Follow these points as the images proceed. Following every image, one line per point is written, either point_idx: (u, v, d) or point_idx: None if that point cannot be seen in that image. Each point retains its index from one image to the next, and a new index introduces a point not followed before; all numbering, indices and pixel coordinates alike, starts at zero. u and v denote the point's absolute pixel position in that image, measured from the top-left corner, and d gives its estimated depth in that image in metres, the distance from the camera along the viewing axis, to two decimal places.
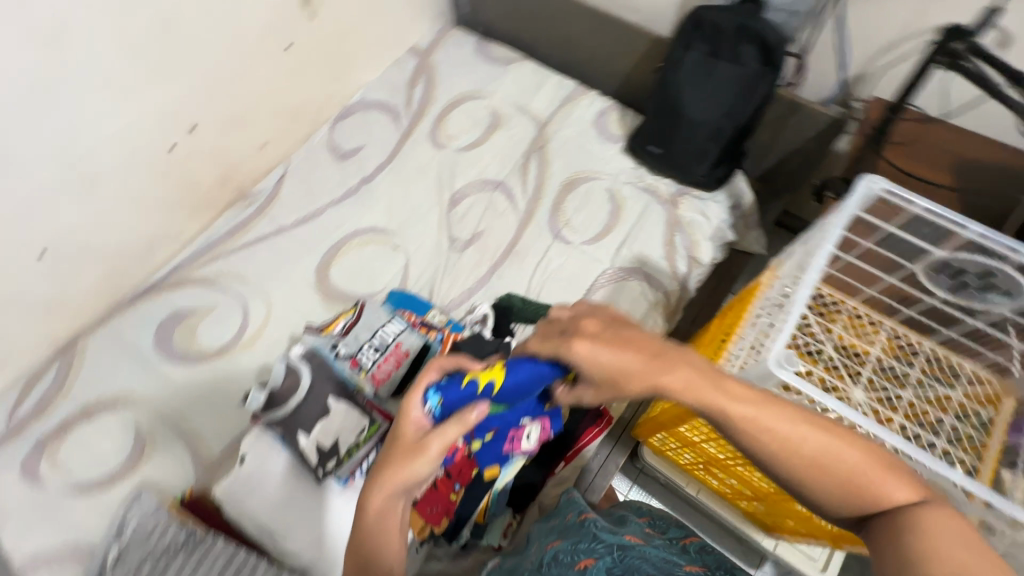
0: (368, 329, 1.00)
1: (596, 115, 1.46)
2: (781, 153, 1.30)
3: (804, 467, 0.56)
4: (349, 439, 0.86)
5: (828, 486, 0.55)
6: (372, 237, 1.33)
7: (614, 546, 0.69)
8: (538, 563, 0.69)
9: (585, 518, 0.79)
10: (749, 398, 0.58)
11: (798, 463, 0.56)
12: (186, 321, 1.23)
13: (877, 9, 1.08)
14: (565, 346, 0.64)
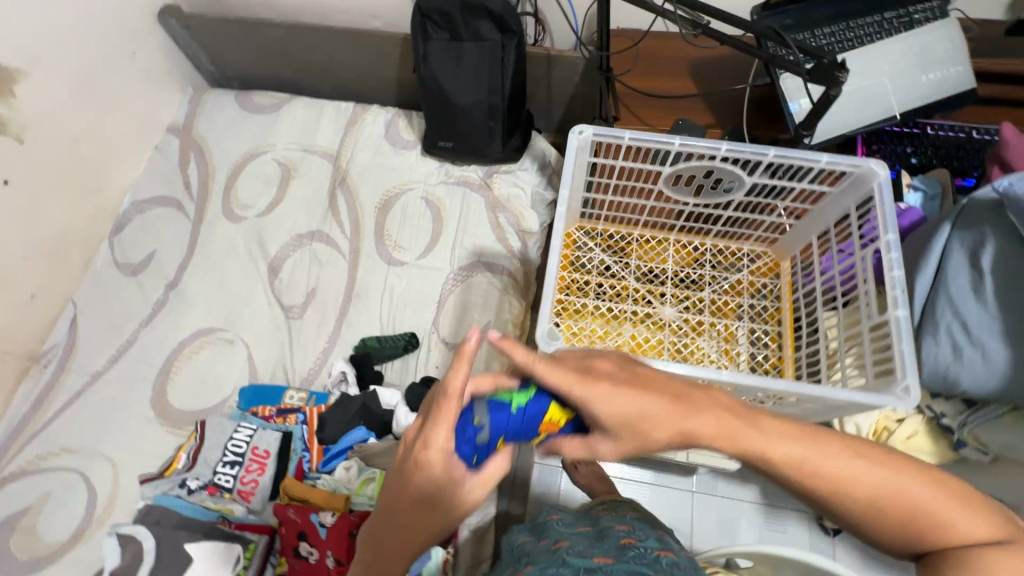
0: (216, 447, 0.91)
1: (385, 127, 1.41)
2: (562, 103, 1.34)
3: (854, 509, 0.50)
4: (227, 574, 0.77)
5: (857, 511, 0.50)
6: (200, 342, 1.21)
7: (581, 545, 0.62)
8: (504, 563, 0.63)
9: (550, 518, 0.72)
10: (788, 435, 0.51)
11: (850, 499, 0.49)
12: (20, 523, 1.05)
13: None
14: (583, 388, 0.50)
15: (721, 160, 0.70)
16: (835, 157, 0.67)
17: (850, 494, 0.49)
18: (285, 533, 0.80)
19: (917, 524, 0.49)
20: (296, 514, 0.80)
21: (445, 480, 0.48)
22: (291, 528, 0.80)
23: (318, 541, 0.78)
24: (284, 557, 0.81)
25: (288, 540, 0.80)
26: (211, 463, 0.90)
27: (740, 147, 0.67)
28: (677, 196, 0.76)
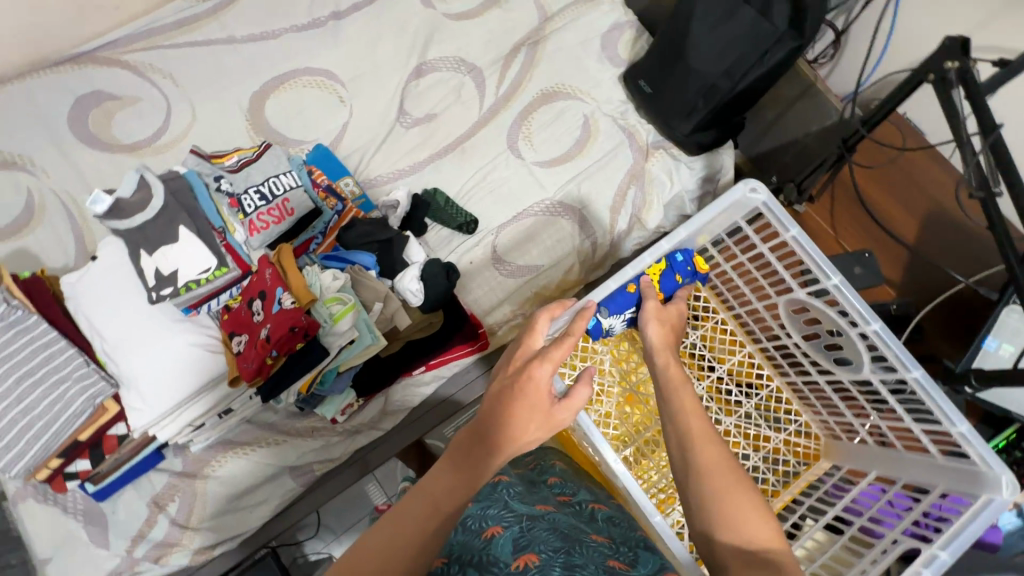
0: (261, 173, 0.93)
1: (608, 27, 1.27)
2: (779, 138, 1.16)
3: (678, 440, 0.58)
4: (193, 270, 0.80)
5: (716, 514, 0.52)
6: (320, 80, 1.21)
7: (524, 515, 0.66)
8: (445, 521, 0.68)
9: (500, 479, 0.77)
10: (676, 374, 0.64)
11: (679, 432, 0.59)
12: (107, 106, 1.16)
13: None
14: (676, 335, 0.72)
15: (856, 333, 0.70)
16: (974, 434, 0.63)
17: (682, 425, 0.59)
18: (256, 282, 0.84)
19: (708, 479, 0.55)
20: (274, 276, 0.83)
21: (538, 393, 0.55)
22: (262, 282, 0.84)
23: (268, 308, 0.81)
24: (242, 296, 0.85)
25: (254, 288, 0.84)
26: (248, 181, 0.92)
27: (884, 339, 0.67)
28: (787, 322, 0.78)
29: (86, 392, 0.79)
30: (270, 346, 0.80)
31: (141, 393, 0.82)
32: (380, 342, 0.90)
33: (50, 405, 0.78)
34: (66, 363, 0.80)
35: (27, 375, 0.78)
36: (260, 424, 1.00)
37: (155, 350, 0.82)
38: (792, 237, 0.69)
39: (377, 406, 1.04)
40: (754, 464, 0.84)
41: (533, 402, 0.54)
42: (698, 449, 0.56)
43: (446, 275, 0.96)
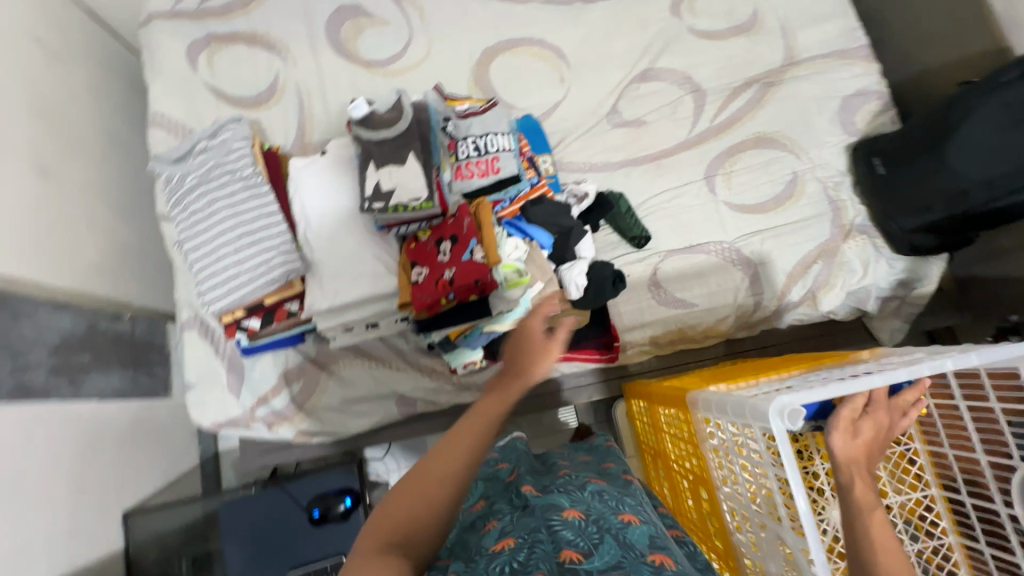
0: (482, 128, 0.97)
1: (855, 91, 1.17)
2: (1002, 270, 1.04)
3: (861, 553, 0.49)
4: (404, 197, 0.85)
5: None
6: (547, 54, 1.23)
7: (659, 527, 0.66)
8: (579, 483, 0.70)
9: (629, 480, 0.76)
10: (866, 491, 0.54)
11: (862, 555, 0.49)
12: (360, 20, 1.25)
13: None
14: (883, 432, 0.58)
15: None
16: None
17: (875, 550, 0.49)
18: (451, 225, 0.89)
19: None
20: (472, 228, 0.87)
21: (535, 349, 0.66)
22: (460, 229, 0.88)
23: (460, 254, 0.85)
24: (431, 231, 0.91)
25: (446, 229, 0.89)
26: (470, 131, 0.98)
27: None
28: (1016, 492, 0.57)
29: (286, 266, 0.89)
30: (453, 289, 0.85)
31: (322, 286, 0.90)
32: (528, 320, 0.95)
33: (255, 263, 0.88)
34: (278, 236, 0.89)
35: (247, 235, 0.88)
36: (390, 345, 1.08)
37: (347, 252, 0.90)
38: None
39: (496, 374, 1.07)
40: None
41: (526, 346, 0.67)
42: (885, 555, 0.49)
43: (611, 283, 0.96)
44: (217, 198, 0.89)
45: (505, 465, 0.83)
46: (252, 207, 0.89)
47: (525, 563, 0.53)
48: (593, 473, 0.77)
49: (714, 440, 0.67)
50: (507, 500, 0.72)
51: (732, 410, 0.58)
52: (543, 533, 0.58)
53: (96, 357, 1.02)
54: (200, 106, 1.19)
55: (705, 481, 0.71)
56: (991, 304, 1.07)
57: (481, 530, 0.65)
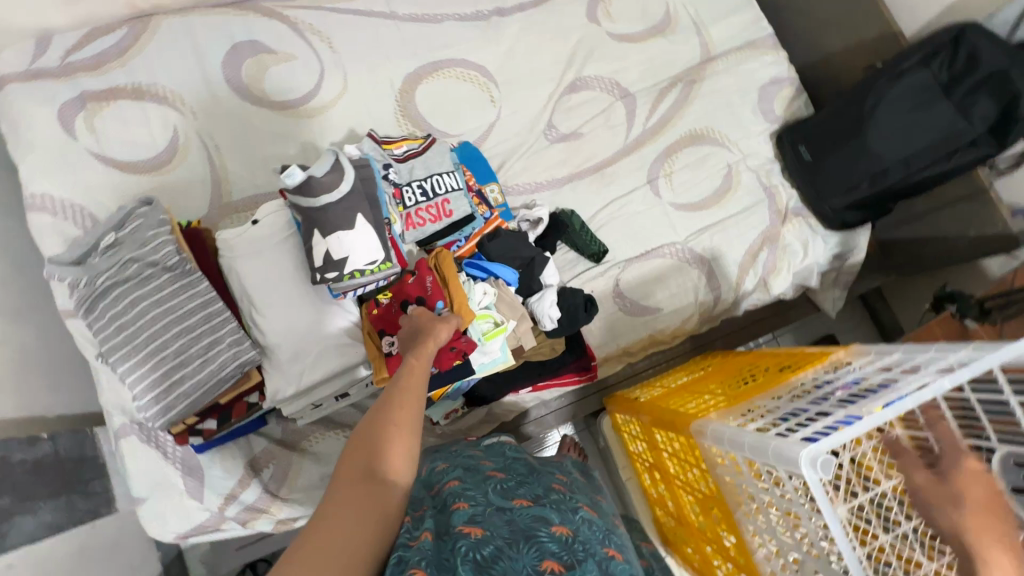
0: (425, 168, 0.93)
1: (770, 79, 1.23)
2: (920, 232, 1.14)
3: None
4: (361, 261, 0.79)
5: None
6: (473, 75, 1.19)
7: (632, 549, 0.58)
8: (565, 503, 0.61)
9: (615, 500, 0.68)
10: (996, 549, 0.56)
11: None
12: (261, 58, 1.12)
13: None
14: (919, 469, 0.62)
15: None
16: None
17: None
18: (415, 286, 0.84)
19: None
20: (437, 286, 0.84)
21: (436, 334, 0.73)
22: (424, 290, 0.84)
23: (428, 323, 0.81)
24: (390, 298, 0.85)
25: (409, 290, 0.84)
26: (412, 174, 0.93)
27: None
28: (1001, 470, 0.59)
29: (238, 359, 0.79)
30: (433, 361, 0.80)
31: (284, 370, 0.82)
32: (508, 361, 0.90)
33: (201, 363, 0.78)
34: (222, 327, 0.79)
35: (187, 331, 0.78)
36: (363, 410, 1.01)
37: (305, 328, 0.82)
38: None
39: (480, 416, 1.04)
40: None
41: (418, 327, 0.75)
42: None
43: (584, 308, 0.95)
44: (141, 297, 0.78)
45: (491, 464, 0.72)
46: (185, 300, 0.79)
47: (491, 560, 0.48)
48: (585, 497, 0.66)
49: (721, 464, 0.69)
50: (482, 490, 0.62)
51: (749, 448, 0.58)
52: (518, 536, 0.52)
53: (18, 496, 0.87)
54: (88, 179, 1.03)
55: (718, 501, 0.73)
56: (913, 262, 1.18)
57: (447, 511, 0.58)
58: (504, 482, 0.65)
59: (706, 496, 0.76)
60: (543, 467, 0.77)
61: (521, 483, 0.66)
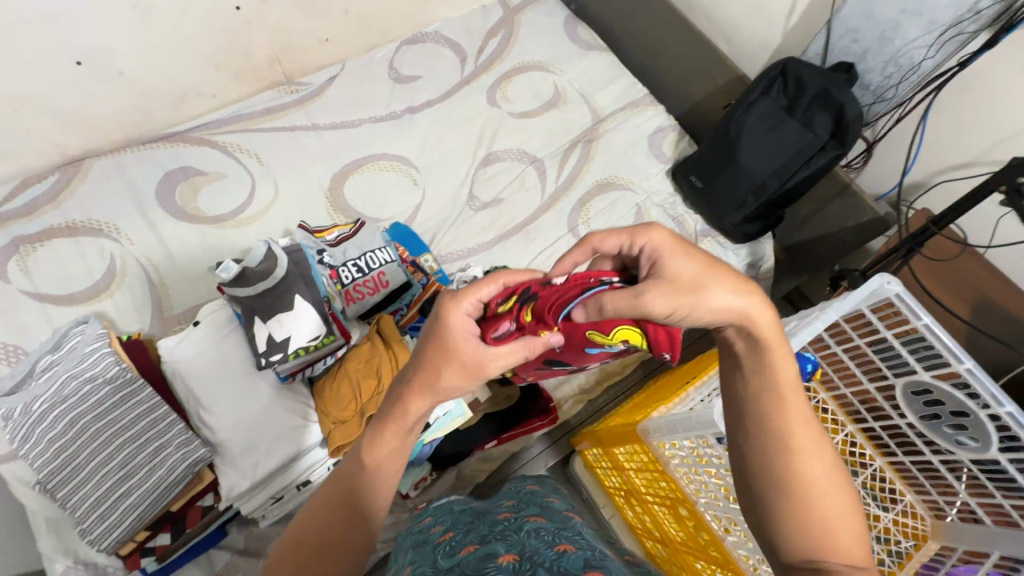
0: (358, 249, 1.00)
1: (654, 129, 1.42)
2: (812, 231, 1.28)
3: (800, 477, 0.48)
4: (303, 338, 0.84)
5: (784, 481, 0.47)
6: (396, 165, 1.30)
7: (599, 548, 0.55)
8: (516, 528, 0.60)
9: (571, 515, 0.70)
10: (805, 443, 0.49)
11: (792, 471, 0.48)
12: (194, 180, 1.20)
13: (951, 131, 1.03)
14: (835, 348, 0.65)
15: (987, 415, 0.57)
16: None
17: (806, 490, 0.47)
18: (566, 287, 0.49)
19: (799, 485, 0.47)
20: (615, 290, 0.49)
21: (467, 339, 0.53)
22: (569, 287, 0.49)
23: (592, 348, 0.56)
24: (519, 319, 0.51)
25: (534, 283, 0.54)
26: (346, 256, 0.99)
27: (1021, 426, 0.54)
28: (902, 404, 0.65)
29: (187, 459, 0.78)
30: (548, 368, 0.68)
31: (237, 464, 0.81)
32: (467, 414, 0.92)
33: (147, 470, 0.77)
34: (168, 430, 0.79)
35: (131, 441, 0.77)
36: None
37: (255, 418, 0.83)
38: (922, 327, 0.58)
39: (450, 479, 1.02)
40: (900, 547, 0.69)
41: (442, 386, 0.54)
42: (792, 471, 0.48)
43: None
44: (80, 415, 0.78)
45: (439, 527, 0.66)
46: (128, 408, 0.79)
47: None
48: (531, 509, 0.68)
49: (674, 459, 0.73)
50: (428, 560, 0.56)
51: (680, 424, 0.67)
52: None
53: None
54: (22, 318, 1.03)
55: (684, 500, 0.73)
56: (816, 259, 1.31)
57: None
58: (452, 539, 0.60)
59: (674, 499, 0.78)
60: (489, 502, 0.77)
61: (467, 532, 0.62)
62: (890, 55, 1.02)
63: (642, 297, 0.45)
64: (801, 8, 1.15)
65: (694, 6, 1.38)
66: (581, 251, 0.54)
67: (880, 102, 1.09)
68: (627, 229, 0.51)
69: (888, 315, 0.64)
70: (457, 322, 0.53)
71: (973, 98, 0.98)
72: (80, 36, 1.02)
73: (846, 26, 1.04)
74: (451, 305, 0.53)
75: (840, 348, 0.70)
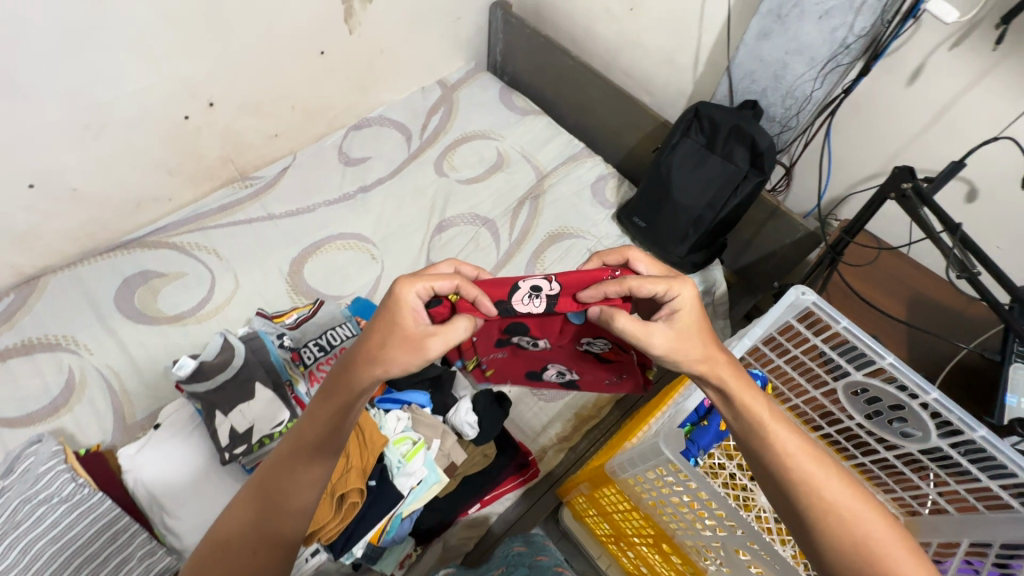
0: (319, 328, 1.02)
1: (595, 178, 1.51)
2: (757, 253, 1.35)
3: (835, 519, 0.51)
4: (268, 426, 0.85)
5: (833, 545, 0.50)
6: (353, 243, 1.35)
7: None
8: None
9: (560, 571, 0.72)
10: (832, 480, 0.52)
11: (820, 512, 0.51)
12: (153, 282, 1.21)
13: (855, 148, 1.14)
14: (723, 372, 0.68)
15: (919, 405, 0.62)
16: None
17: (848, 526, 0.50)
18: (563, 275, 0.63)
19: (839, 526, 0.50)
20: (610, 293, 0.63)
21: (412, 319, 0.58)
22: (563, 295, 0.61)
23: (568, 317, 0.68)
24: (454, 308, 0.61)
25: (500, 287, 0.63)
26: (306, 337, 1.01)
27: (947, 409, 0.58)
28: (847, 405, 0.69)
29: (151, 571, 0.75)
30: (533, 374, 0.93)
31: None
32: (443, 480, 0.94)
33: None
34: (131, 542, 0.76)
35: (90, 559, 0.74)
36: None
37: None
38: (843, 329, 0.63)
39: (436, 553, 0.98)
40: None
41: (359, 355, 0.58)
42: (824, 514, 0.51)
43: (497, 404, 1.01)
44: (34, 540, 0.74)
45: None
46: (86, 525, 0.76)
47: None
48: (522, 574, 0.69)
49: (644, 495, 0.73)
50: None
51: (639, 457, 0.68)
52: None
53: None
54: None
55: (664, 535, 0.73)
56: (766, 278, 1.36)
57: None
58: None
59: (655, 536, 0.77)
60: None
61: None
62: (785, 89, 1.13)
63: (648, 333, 0.57)
64: (703, 59, 1.28)
65: (612, 67, 1.52)
66: (614, 288, 0.59)
67: (786, 130, 1.19)
68: (667, 281, 0.58)
69: (814, 324, 0.70)
70: (407, 302, 0.58)
71: (866, 116, 1.09)
72: (34, 160, 1.06)
73: (743, 70, 1.16)
74: (405, 283, 0.57)
75: (781, 359, 0.75)
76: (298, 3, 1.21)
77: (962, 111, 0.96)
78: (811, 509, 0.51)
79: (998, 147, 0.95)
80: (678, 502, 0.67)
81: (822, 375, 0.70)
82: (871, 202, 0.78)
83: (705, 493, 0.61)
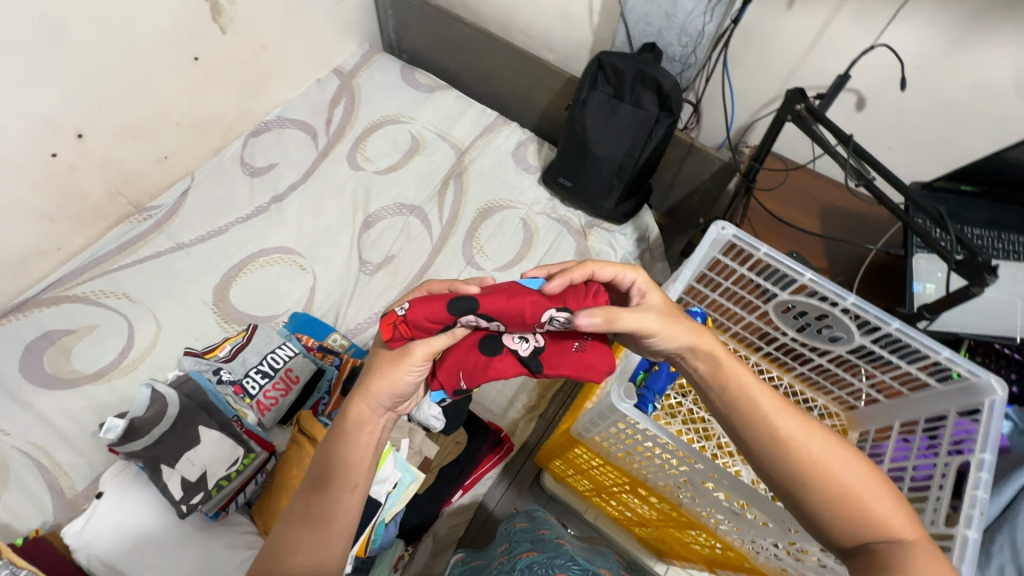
0: (256, 354, 0.97)
1: (515, 145, 1.49)
2: (681, 191, 1.39)
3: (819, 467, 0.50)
4: (221, 468, 0.82)
5: (823, 497, 0.49)
6: (277, 257, 1.27)
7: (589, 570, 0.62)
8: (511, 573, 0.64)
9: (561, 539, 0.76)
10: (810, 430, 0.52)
11: (801, 464, 0.50)
12: (61, 342, 1.10)
13: (752, 76, 1.18)
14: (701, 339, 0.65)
15: (841, 311, 0.67)
16: (958, 356, 0.60)
17: (831, 476, 0.50)
18: (511, 298, 0.58)
19: (824, 476, 0.50)
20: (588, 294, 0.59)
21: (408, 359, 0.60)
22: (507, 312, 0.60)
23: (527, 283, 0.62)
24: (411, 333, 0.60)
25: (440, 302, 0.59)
26: (245, 365, 0.96)
27: (865, 310, 0.63)
28: (780, 323, 0.74)
29: None
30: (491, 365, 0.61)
31: None
32: (420, 477, 0.90)
33: None
34: None
35: None
36: None
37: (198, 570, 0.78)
38: (763, 256, 0.67)
39: (427, 548, 0.99)
40: None
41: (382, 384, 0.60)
42: (808, 467, 0.50)
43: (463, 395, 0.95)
44: None
45: None
46: None
47: None
48: (526, 547, 0.74)
49: (611, 449, 0.76)
50: None
51: (597, 417, 0.70)
52: None
53: None
54: None
55: (638, 482, 0.77)
56: (693, 215, 1.41)
57: None
58: None
59: (630, 483, 0.81)
60: (482, 561, 0.83)
61: None
62: (680, 26, 1.14)
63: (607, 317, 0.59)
64: (597, 8, 1.26)
65: (510, 28, 1.48)
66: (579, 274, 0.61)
67: (687, 68, 1.21)
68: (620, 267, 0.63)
69: (737, 254, 0.73)
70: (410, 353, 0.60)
71: (757, 44, 1.12)
72: None
73: (637, 13, 1.15)
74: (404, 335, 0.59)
75: (715, 294, 0.78)
76: (155, 8, 1.09)
77: (841, 27, 1.00)
78: (796, 462, 0.50)
79: (876, 55, 1.01)
80: (644, 451, 0.69)
81: (755, 300, 0.74)
82: (770, 127, 0.81)
83: (665, 439, 0.63)
